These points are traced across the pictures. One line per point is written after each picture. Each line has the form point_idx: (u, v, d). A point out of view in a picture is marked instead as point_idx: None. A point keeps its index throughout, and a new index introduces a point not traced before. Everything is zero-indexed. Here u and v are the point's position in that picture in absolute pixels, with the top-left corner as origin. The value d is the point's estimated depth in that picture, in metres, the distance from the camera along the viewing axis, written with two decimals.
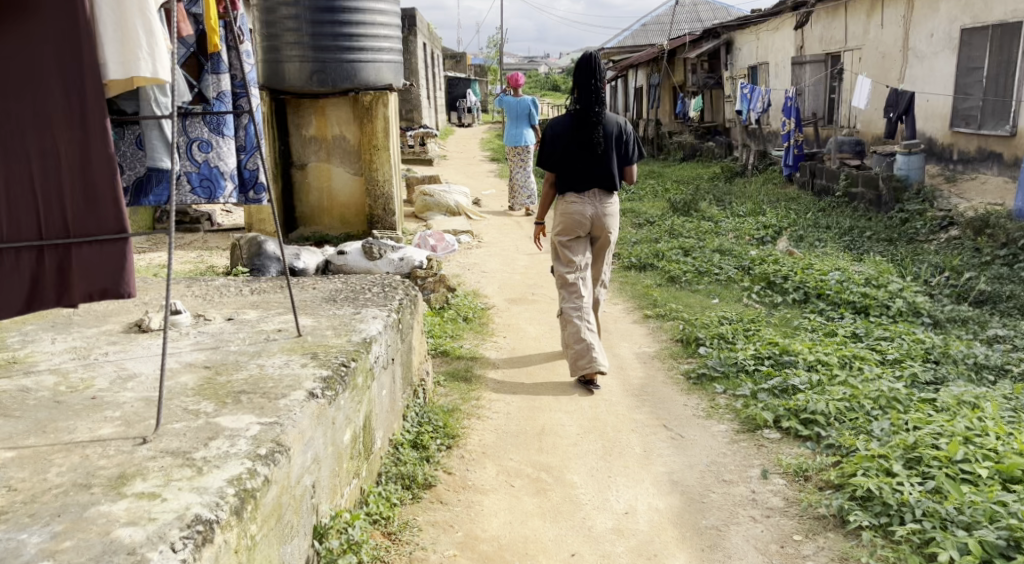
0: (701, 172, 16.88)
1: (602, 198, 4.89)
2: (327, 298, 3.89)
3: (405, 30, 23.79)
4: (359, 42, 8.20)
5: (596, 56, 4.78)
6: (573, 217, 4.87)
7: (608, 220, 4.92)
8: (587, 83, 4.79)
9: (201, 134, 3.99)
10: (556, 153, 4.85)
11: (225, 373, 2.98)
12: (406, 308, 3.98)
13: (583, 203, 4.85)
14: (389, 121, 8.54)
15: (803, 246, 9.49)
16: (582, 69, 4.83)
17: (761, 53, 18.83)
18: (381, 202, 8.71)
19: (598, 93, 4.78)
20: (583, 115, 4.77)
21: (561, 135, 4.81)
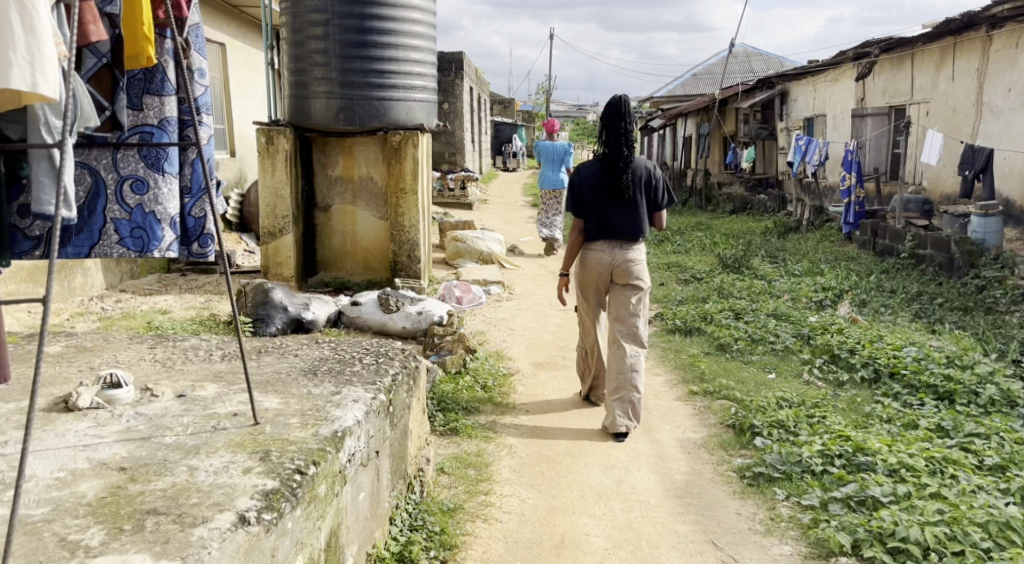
0: (753, 226, 16.10)
1: (627, 248, 4.71)
2: (306, 371, 3.23)
3: (452, 73, 23.45)
4: (391, 79, 7.66)
5: (626, 97, 4.61)
6: (594, 266, 4.75)
7: (631, 269, 4.69)
8: (615, 126, 4.65)
9: (134, 171, 3.48)
10: (582, 199, 4.72)
11: (143, 479, 2.44)
12: (402, 384, 3.33)
13: (606, 252, 4.71)
14: (418, 162, 7.91)
15: (867, 313, 8.71)
16: (613, 110, 4.68)
17: (818, 105, 18.14)
18: (406, 248, 7.99)
19: (626, 137, 4.63)
20: (610, 159, 4.64)
21: (587, 181, 4.70)
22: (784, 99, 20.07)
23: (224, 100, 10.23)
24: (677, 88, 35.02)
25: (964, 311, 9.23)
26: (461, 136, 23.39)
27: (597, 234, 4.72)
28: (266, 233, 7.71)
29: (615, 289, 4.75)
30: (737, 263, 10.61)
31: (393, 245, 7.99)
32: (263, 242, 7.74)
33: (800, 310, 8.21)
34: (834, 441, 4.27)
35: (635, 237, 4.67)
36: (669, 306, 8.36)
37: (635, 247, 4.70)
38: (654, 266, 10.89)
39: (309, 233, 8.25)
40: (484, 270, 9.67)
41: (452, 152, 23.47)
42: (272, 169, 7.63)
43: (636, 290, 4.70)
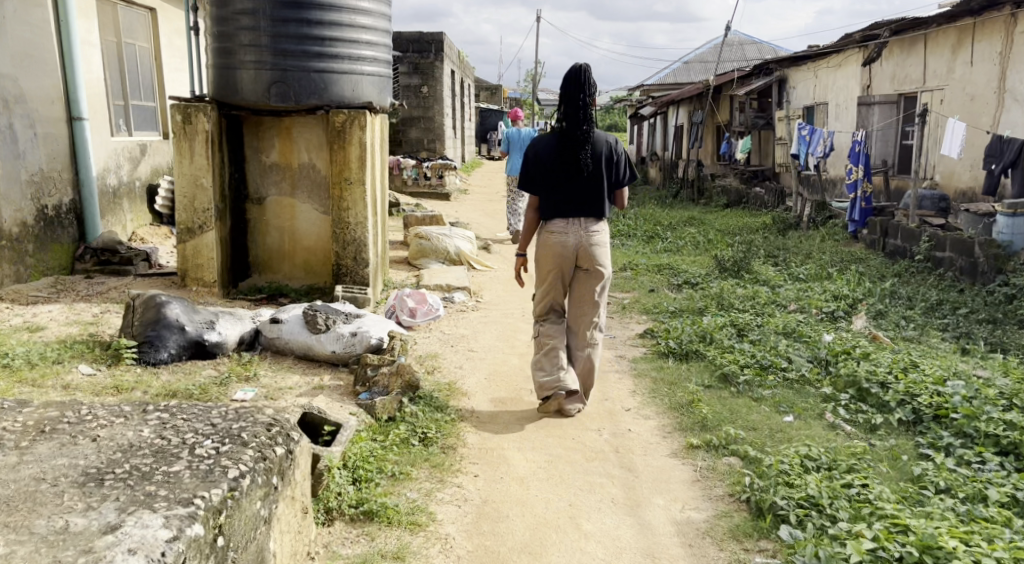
0: (749, 222, 14.99)
1: (589, 226, 4.68)
2: (96, 490, 2.68)
3: (432, 55, 22.19)
4: (333, 48, 6.52)
5: (586, 70, 4.61)
6: (556, 246, 4.67)
7: (595, 251, 4.67)
8: (575, 99, 4.64)
9: None
10: (540, 174, 4.70)
11: None
12: (232, 506, 2.73)
13: (567, 230, 4.66)
14: (365, 147, 6.67)
15: (886, 327, 7.61)
16: (572, 83, 4.67)
17: (821, 93, 17.06)
18: (351, 249, 6.76)
19: (586, 111, 4.64)
20: (569, 134, 4.63)
21: (546, 154, 4.70)
22: (783, 86, 18.98)
23: (158, 75, 9.01)
24: (669, 76, 33.95)
25: (993, 323, 8.12)
26: (441, 122, 22.16)
27: (558, 211, 4.69)
28: (184, 229, 6.51)
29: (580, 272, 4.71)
30: (738, 263, 9.47)
31: (335, 246, 6.76)
32: (180, 240, 6.54)
33: (813, 325, 7.10)
34: (889, 533, 3.14)
35: (597, 214, 4.65)
36: (661, 318, 7.23)
37: (597, 224, 4.67)
38: (642, 267, 9.78)
39: (241, 229, 7.07)
40: (451, 272, 8.52)
41: (432, 138, 22.24)
42: (190, 154, 6.42)
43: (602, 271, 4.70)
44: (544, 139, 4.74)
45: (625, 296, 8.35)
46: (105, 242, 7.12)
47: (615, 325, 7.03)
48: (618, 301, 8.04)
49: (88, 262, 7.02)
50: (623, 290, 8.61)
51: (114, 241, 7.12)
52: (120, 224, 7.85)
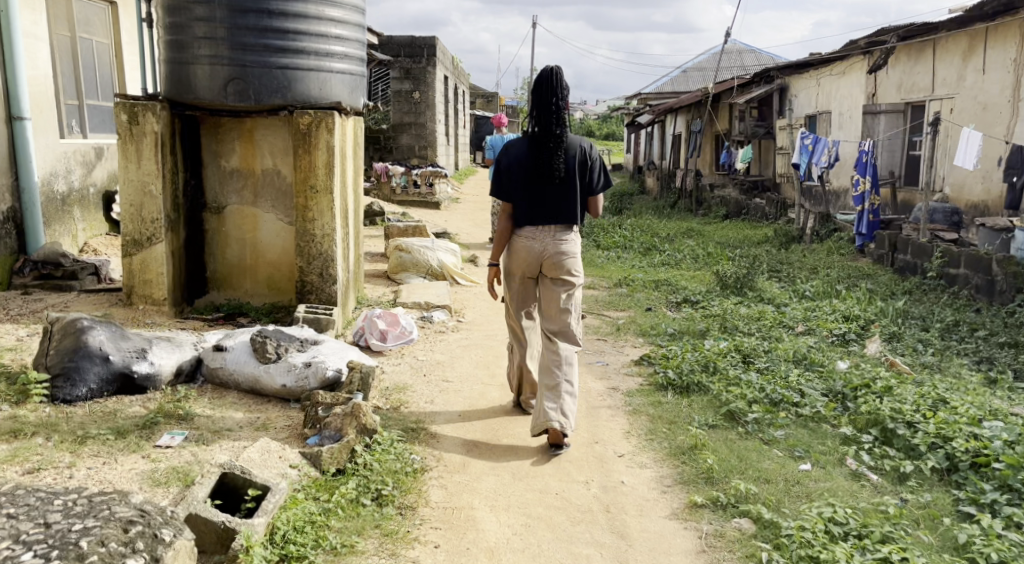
0: (750, 234, 14.40)
1: (559, 234, 4.55)
2: None
3: (425, 60, 21.58)
4: (297, 43, 5.91)
5: (558, 71, 4.46)
6: (523, 253, 4.56)
7: (562, 259, 4.53)
8: (547, 101, 4.49)
9: None
10: (510, 180, 4.55)
11: None
12: None
13: (536, 238, 4.54)
14: (334, 153, 6.06)
15: (903, 352, 6.99)
16: (543, 85, 4.50)
17: (824, 101, 16.50)
18: (317, 264, 6.13)
19: (558, 115, 4.48)
20: (541, 139, 4.48)
21: (516, 160, 4.54)
22: (785, 95, 18.43)
23: (119, 75, 8.42)
24: (667, 85, 33.41)
25: (1016, 347, 7.50)
26: (433, 128, 21.55)
27: (528, 219, 4.55)
28: (130, 241, 5.88)
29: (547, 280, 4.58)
30: (741, 279, 8.85)
31: (299, 260, 6.12)
32: (126, 253, 5.90)
33: (825, 350, 6.48)
34: None
35: (569, 222, 4.51)
36: (658, 343, 6.60)
37: (569, 232, 4.54)
38: (637, 283, 9.17)
39: (198, 240, 6.44)
40: (433, 288, 7.91)
41: (423, 145, 21.62)
42: (137, 159, 5.80)
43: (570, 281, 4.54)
44: (516, 143, 4.58)
45: (619, 315, 7.73)
46: (49, 254, 6.49)
47: (608, 348, 6.40)
48: (612, 321, 7.42)
49: (27, 276, 6.39)
50: (617, 309, 7.99)
51: (58, 253, 6.49)
52: (69, 233, 7.24)
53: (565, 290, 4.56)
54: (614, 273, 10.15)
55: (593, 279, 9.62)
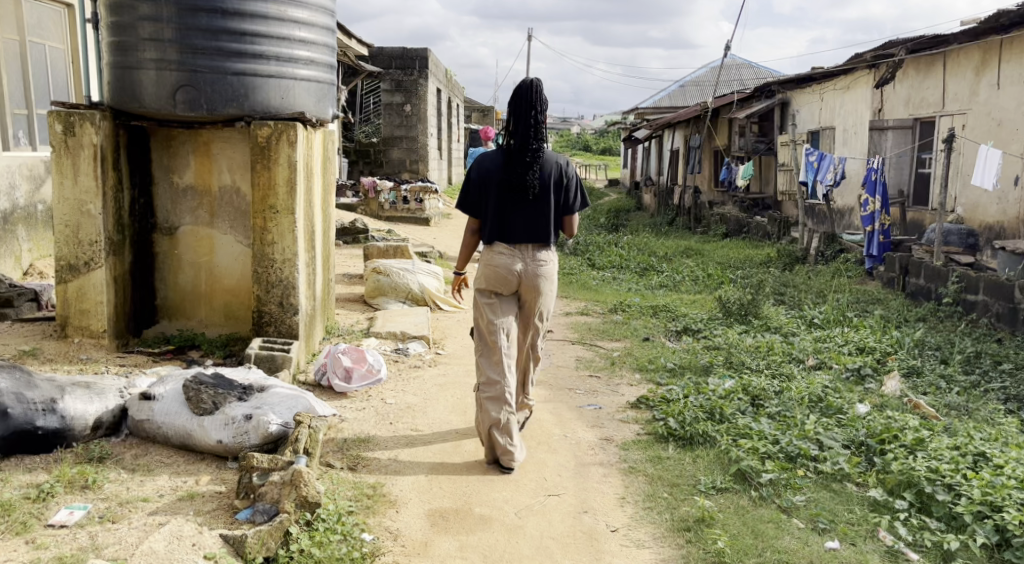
0: (751, 255, 13.81)
1: (533, 251, 4.38)
2: None
3: (416, 72, 20.82)
4: (255, 46, 5.32)
5: (537, 86, 4.37)
6: (500, 270, 4.34)
7: (541, 278, 4.41)
8: (525, 115, 4.37)
9: None
10: (483, 193, 4.41)
11: None
12: None
13: (511, 255, 4.35)
14: (296, 169, 5.44)
15: (925, 390, 6.36)
16: (522, 98, 4.40)
17: (828, 116, 15.96)
18: (277, 292, 5.50)
19: (536, 129, 4.37)
20: (516, 152, 4.35)
21: (489, 171, 4.39)
22: (786, 110, 17.91)
23: (76, 84, 7.81)
24: (664, 100, 32.88)
25: None
26: (425, 142, 20.93)
27: (500, 234, 4.37)
28: (65, 266, 5.24)
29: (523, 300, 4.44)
30: (745, 304, 8.24)
31: (256, 288, 5.49)
32: (61, 279, 5.25)
33: (842, 388, 5.85)
34: None
35: (544, 240, 4.36)
36: (657, 381, 5.97)
37: (544, 250, 4.38)
38: (633, 308, 8.54)
39: (147, 264, 5.81)
40: (412, 315, 7.28)
41: (414, 159, 21.02)
42: (74, 174, 5.20)
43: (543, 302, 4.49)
44: (489, 155, 4.44)
45: (614, 346, 7.10)
46: None
47: (600, 386, 5.77)
48: (606, 352, 6.80)
49: None
50: (612, 338, 7.36)
51: None
52: (12, 255, 6.62)
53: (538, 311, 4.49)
54: (610, 297, 9.52)
55: (586, 303, 9.01)
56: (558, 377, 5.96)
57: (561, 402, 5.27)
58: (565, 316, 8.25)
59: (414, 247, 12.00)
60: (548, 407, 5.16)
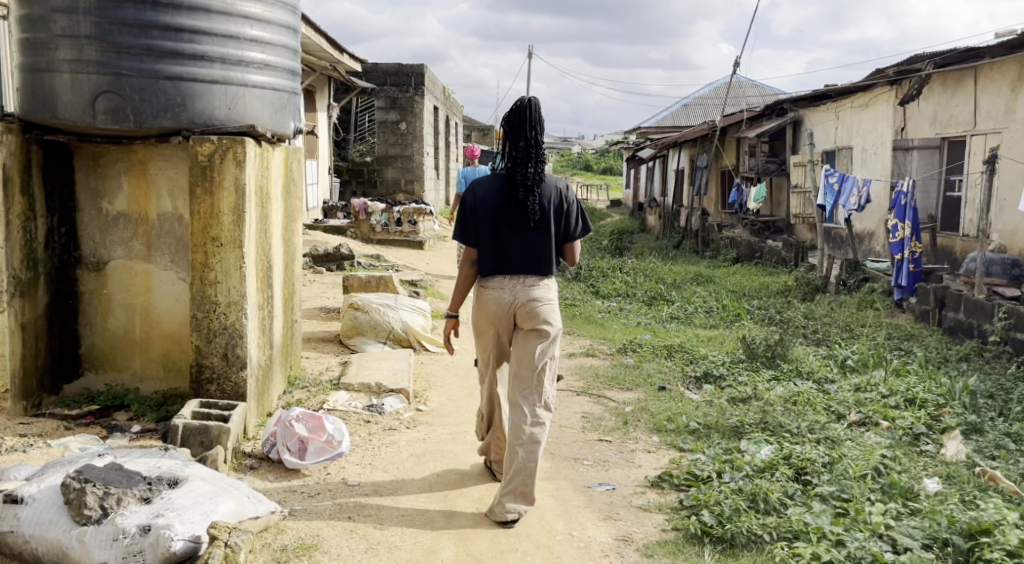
0: (767, 283, 12.87)
1: (531, 281, 4.00)
2: None
3: (411, 88, 19.86)
4: (194, 46, 4.40)
5: (534, 104, 4.06)
6: (490, 305, 4.02)
7: (536, 308, 3.97)
8: (521, 136, 4.05)
9: None
10: (478, 222, 4.01)
11: None
12: None
13: (504, 286, 4.00)
14: (243, 194, 4.50)
15: (994, 454, 5.39)
16: (518, 117, 4.08)
17: (844, 136, 15.10)
18: (219, 343, 4.53)
19: (533, 149, 4.03)
20: (512, 175, 4.00)
21: (485, 197, 4.02)
22: (798, 129, 17.05)
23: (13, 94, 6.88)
24: (667, 119, 32.06)
25: None
26: (420, 161, 20.03)
27: (496, 265, 4.01)
28: None
29: (518, 334, 4.00)
30: (772, 345, 7.29)
31: (193, 337, 4.52)
32: None
33: (903, 456, 4.89)
34: None
35: (543, 270, 3.99)
36: (678, 447, 5.02)
37: (542, 280, 4.00)
38: (645, 348, 7.59)
39: (69, 305, 4.86)
40: (393, 360, 6.33)
41: (409, 179, 20.12)
42: None
43: (543, 334, 3.95)
44: (483, 180, 4.08)
45: (626, 397, 6.15)
46: None
47: (612, 455, 4.83)
48: (616, 406, 5.85)
49: None
50: (623, 387, 6.41)
51: None
52: None
53: (538, 344, 3.96)
54: (617, 333, 8.58)
55: (591, 342, 8.07)
56: (561, 442, 5.01)
57: (565, 480, 4.32)
58: (568, 358, 7.31)
59: (404, 275, 11.06)
60: (549, 488, 4.22)
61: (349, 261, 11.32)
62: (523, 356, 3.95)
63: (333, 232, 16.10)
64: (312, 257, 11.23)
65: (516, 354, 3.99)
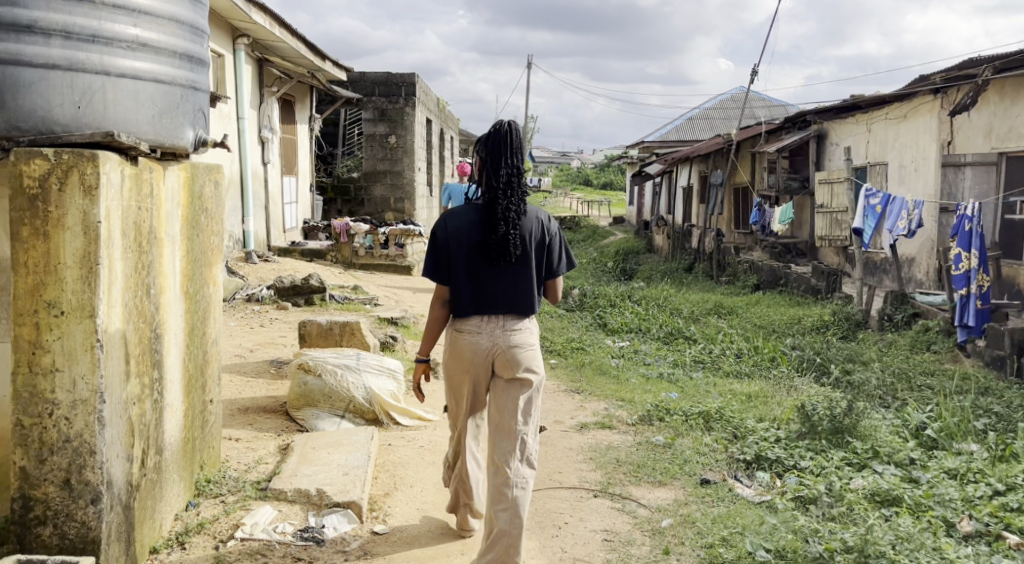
0: (799, 317, 11.36)
1: (511, 323, 3.70)
2: None
3: (402, 100, 18.34)
4: (17, 10, 2.88)
5: (515, 127, 3.74)
6: (466, 352, 3.70)
7: (516, 354, 3.68)
8: (501, 164, 3.74)
9: None
10: (453, 258, 3.70)
11: None
12: None
13: (483, 329, 3.68)
14: (93, 238, 2.95)
15: None
16: (497, 143, 3.76)
17: (877, 151, 13.61)
18: (56, 463, 2.98)
19: (514, 179, 3.73)
20: (491, 207, 3.69)
21: (460, 231, 3.71)
22: (823, 143, 15.58)
23: None
24: (672, 133, 30.59)
25: None
26: (411, 178, 18.55)
27: (473, 306, 3.69)
28: None
29: (499, 382, 3.73)
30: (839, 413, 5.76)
31: (16, 454, 2.98)
32: None
33: None
34: None
35: (523, 311, 3.69)
36: None
37: (522, 322, 3.70)
38: (676, 417, 6.05)
39: None
40: (349, 447, 4.81)
41: (399, 198, 18.62)
42: None
43: (527, 382, 3.69)
44: (459, 211, 3.77)
45: (659, 498, 4.63)
46: None
47: None
48: (648, 517, 4.34)
49: None
50: (652, 480, 4.87)
51: None
52: None
53: (523, 394, 3.71)
54: (636, 389, 7.05)
55: (605, 405, 6.53)
56: None
57: None
58: (578, 430, 5.76)
59: (383, 312, 9.52)
60: None
61: (319, 295, 9.79)
62: (505, 405, 3.72)
63: (311, 256, 14.49)
64: (277, 290, 9.76)
65: (499, 405, 3.74)
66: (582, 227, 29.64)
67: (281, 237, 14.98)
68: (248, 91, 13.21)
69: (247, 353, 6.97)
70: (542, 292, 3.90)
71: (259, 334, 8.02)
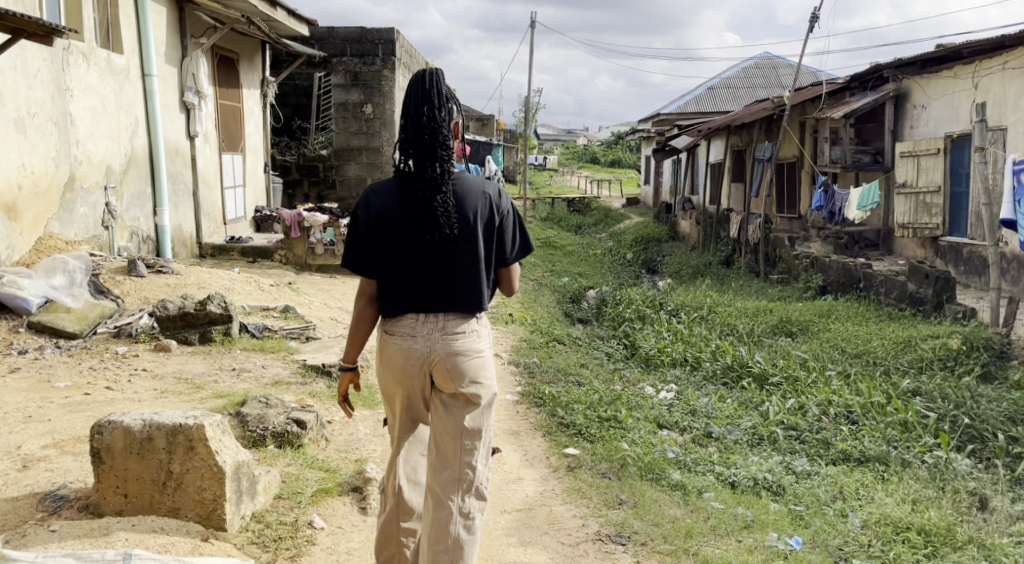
0: (908, 339, 8.15)
1: (450, 324, 3.02)
2: None
3: (379, 61, 15.08)
4: None
5: (438, 72, 3.06)
6: (400, 361, 3.01)
7: (460, 363, 3.01)
8: (427, 119, 3.05)
9: None
10: (378, 245, 3.02)
11: None
12: None
13: (415, 334, 3.01)
14: None
15: None
16: (416, 95, 3.08)
17: (988, 113, 10.36)
18: None
19: (441, 133, 3.05)
20: (420, 178, 3.01)
21: (384, 204, 3.01)
22: (902, 106, 12.35)
23: None
24: (692, 105, 27.11)
25: None
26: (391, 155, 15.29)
27: (405, 307, 3.02)
28: None
29: (440, 398, 3.05)
30: None
31: None
32: None
33: None
34: None
35: (467, 308, 3.02)
36: None
37: (465, 321, 3.03)
38: None
39: None
40: None
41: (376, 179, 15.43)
42: None
43: (473, 395, 3.04)
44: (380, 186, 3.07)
45: None
46: None
47: None
48: None
49: None
50: None
51: None
52: None
53: (467, 412, 3.06)
54: (727, 534, 3.91)
55: None
56: None
57: None
58: None
59: (314, 355, 6.37)
60: None
61: (220, 327, 6.62)
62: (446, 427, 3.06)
63: (255, 255, 11.37)
64: (158, 320, 6.63)
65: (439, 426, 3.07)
66: (593, 210, 26.31)
67: (219, 230, 11.86)
68: (158, 40, 10.04)
69: (9, 474, 3.78)
70: (496, 284, 3.21)
71: (84, 413, 4.83)
